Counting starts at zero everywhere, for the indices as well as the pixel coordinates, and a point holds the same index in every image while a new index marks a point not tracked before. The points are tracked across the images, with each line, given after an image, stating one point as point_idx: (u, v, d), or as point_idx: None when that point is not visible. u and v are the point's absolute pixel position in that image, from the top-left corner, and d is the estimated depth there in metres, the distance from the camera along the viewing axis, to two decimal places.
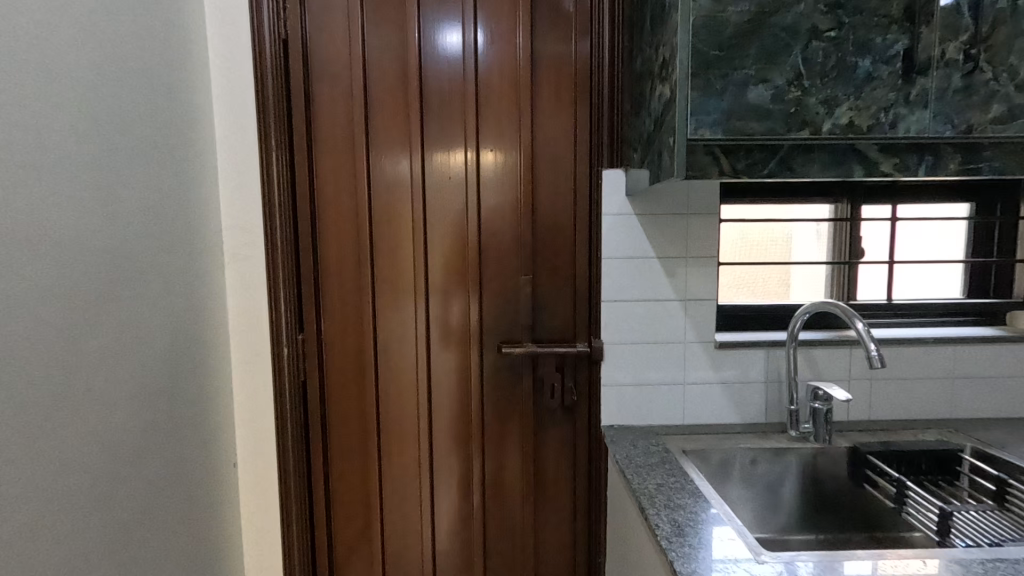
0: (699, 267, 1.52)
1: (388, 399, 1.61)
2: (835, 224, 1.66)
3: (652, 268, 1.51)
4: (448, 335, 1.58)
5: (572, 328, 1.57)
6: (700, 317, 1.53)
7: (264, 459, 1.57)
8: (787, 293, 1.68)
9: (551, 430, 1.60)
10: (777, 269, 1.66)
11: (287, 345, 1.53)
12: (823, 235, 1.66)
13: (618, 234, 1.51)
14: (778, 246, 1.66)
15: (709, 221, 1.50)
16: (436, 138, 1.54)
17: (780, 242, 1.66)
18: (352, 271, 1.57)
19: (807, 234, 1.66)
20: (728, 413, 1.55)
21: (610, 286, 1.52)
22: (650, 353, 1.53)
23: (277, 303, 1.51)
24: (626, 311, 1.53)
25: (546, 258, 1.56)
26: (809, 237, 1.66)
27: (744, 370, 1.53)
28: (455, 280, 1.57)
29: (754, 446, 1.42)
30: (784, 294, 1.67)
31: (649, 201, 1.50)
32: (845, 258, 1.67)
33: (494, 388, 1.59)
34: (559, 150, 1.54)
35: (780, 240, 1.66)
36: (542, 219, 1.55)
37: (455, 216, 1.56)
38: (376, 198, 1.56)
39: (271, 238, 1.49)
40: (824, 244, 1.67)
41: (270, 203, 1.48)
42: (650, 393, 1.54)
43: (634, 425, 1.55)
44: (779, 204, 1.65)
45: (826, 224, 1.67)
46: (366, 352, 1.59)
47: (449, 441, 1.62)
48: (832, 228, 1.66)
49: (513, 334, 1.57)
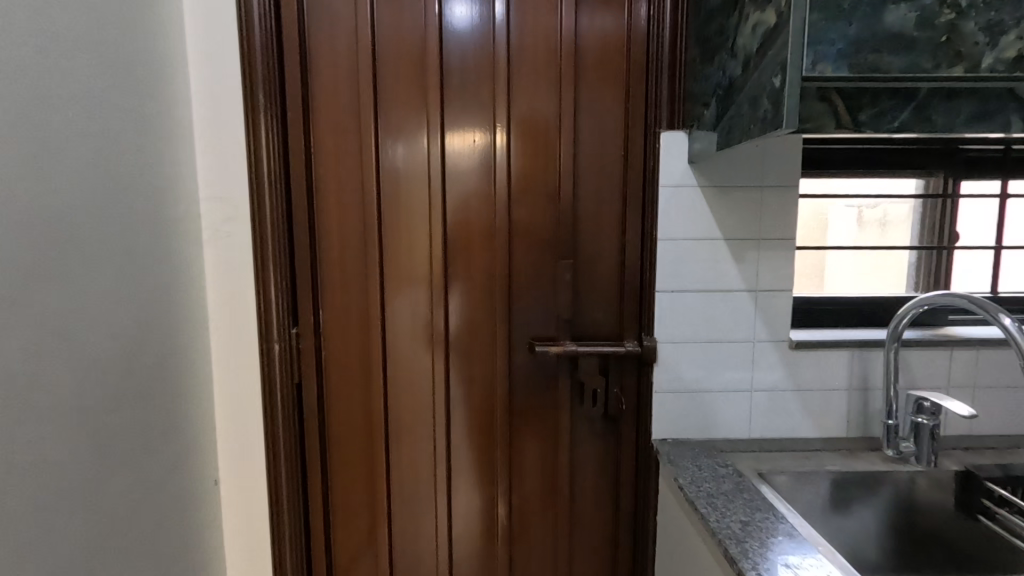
0: (774, 251, 1.26)
1: (400, 406, 1.36)
2: (880, 202, 1.40)
3: (719, 253, 1.26)
4: (471, 334, 1.33)
5: (617, 324, 1.32)
6: (775, 311, 1.27)
7: (251, 477, 1.32)
8: (822, 282, 1.41)
9: (591, 443, 1.35)
10: (809, 254, 1.40)
11: (279, 341, 1.27)
12: (866, 217, 1.40)
13: (678, 211, 1.25)
14: (810, 228, 1.39)
15: (788, 196, 1.25)
16: (460, 99, 1.28)
17: (812, 223, 1.39)
18: (357, 256, 1.31)
19: (847, 217, 1.39)
20: (803, 426, 1.31)
21: (668, 275, 1.27)
22: (712, 355, 1.29)
23: (267, 292, 1.25)
24: (685, 305, 1.27)
25: (590, 242, 1.30)
26: (848, 217, 1.39)
27: (824, 375, 1.29)
28: (481, 269, 1.31)
29: (843, 469, 1.17)
30: (817, 283, 1.41)
31: (718, 171, 1.24)
32: (935, 242, 1.42)
33: (526, 396, 1.34)
34: (609, 113, 1.28)
35: (812, 221, 1.39)
36: (586, 195, 1.29)
37: (481, 191, 1.30)
38: (386, 169, 1.29)
39: (259, 210, 1.22)
40: (869, 227, 1.40)
41: (257, 171, 1.21)
42: (711, 402, 1.30)
43: (691, 439, 1.30)
44: (864, 177, 1.39)
45: (869, 203, 1.40)
46: (374, 352, 1.34)
47: (472, 458, 1.37)
48: (879, 208, 1.40)
49: (549, 331, 1.32)
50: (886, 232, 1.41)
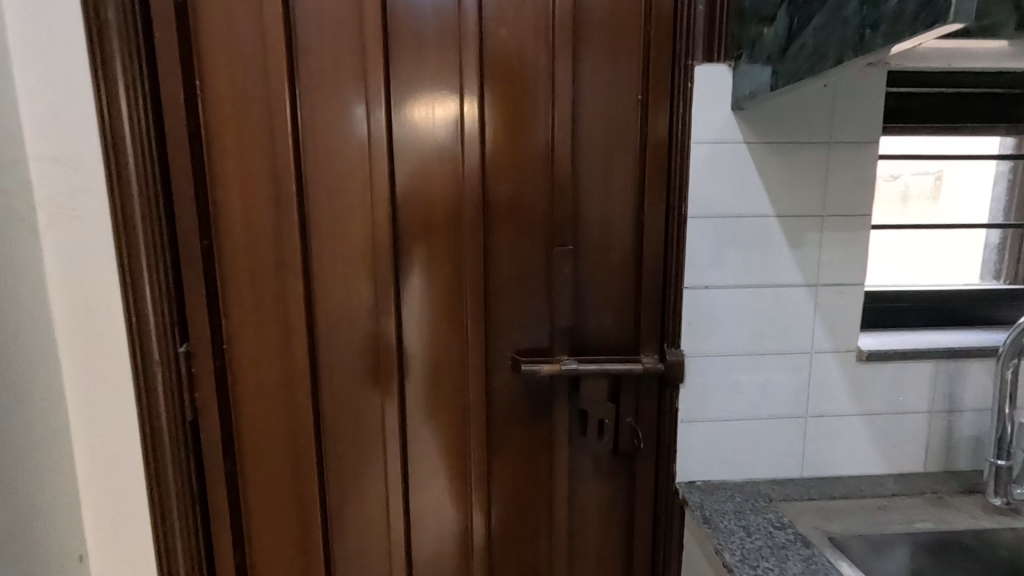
0: (843, 232, 0.94)
1: (341, 451, 1.00)
2: (902, 172, 1.07)
3: (770, 235, 0.93)
4: (435, 350, 0.98)
5: (630, 331, 0.99)
6: (840, 311, 0.96)
7: (130, 556, 0.94)
8: None
9: (596, 489, 1.02)
10: None
11: (160, 365, 0.89)
12: (883, 191, 1.08)
13: (715, 178, 0.92)
14: None
15: (863, 156, 0.92)
16: (412, 27, 0.90)
17: None
18: (270, 245, 0.94)
19: None
20: (871, 460, 1.00)
21: (700, 265, 0.94)
22: (756, 371, 0.97)
23: (138, 296, 0.86)
24: (723, 306, 0.95)
25: (595, 223, 0.95)
26: None
27: (900, 394, 0.99)
28: (446, 263, 0.96)
29: (937, 526, 0.87)
30: None
31: (770, 122, 0.91)
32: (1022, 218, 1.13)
33: (508, 430, 1.00)
34: (622, 44, 0.91)
35: None
36: (589, 158, 0.94)
37: (445, 156, 0.93)
38: (307, 123, 0.91)
39: (117, 177, 0.83)
40: (885, 203, 1.08)
41: (110, 118, 0.82)
42: (753, 431, 0.98)
43: (728, 482, 0.99)
44: (946, 135, 1.07)
45: (889, 173, 1.07)
46: (299, 379, 0.97)
47: (444, 516, 1.03)
48: (899, 180, 1.07)
49: (540, 343, 0.98)
50: (906, 207, 1.09)
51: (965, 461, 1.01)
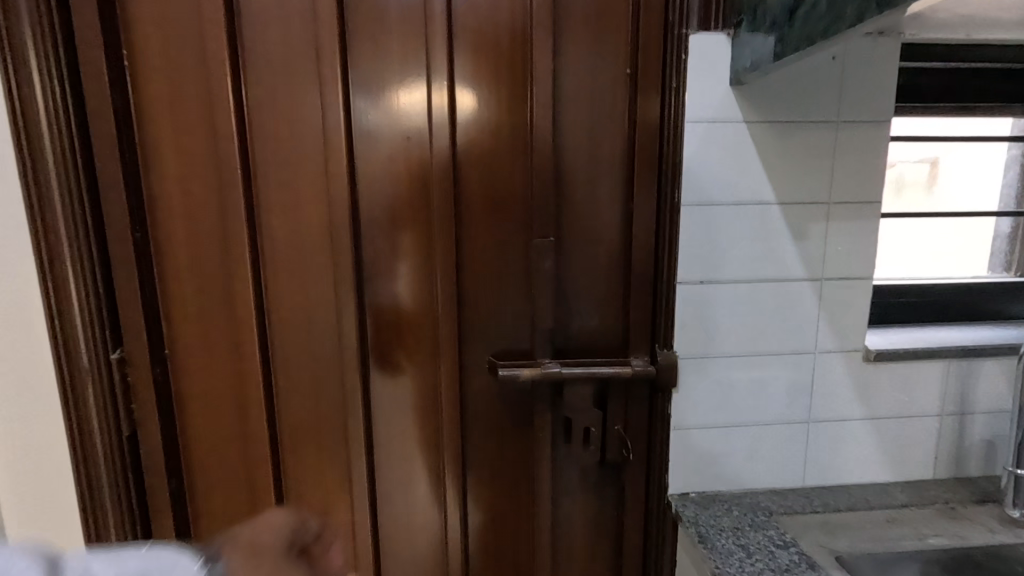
0: (850, 221, 0.85)
1: (300, 466, 0.90)
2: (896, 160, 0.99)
3: (771, 225, 0.85)
4: (403, 355, 0.89)
5: (618, 332, 0.90)
6: (847, 307, 0.88)
7: None
8: None
9: (582, 503, 0.94)
10: None
11: (88, 375, 0.80)
12: None
13: (712, 162, 0.83)
14: None
15: (873, 137, 0.84)
16: None
17: None
18: (215, 240, 0.84)
19: None
20: (877, 468, 0.93)
21: (695, 258, 0.85)
22: (755, 373, 0.89)
23: (60, 298, 0.77)
24: (720, 303, 0.87)
25: (579, 213, 0.86)
26: None
27: (909, 397, 0.92)
28: (415, 258, 0.86)
29: (952, 543, 0.80)
30: None
31: (773, 98, 0.82)
32: None
33: (483, 441, 0.92)
34: (608, 10, 0.81)
35: None
36: (572, 140, 0.84)
37: (409, 138, 0.83)
38: (253, 100, 0.80)
39: (30, 162, 0.73)
40: None
41: (19, 95, 0.72)
42: (751, 438, 0.91)
43: (725, 493, 0.91)
44: (957, 115, 0.99)
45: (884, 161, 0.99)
46: (251, 388, 0.87)
47: (417, 534, 0.94)
48: (893, 168, 0.99)
49: (519, 345, 0.89)
50: (899, 195, 1.01)
51: (976, 467, 0.95)
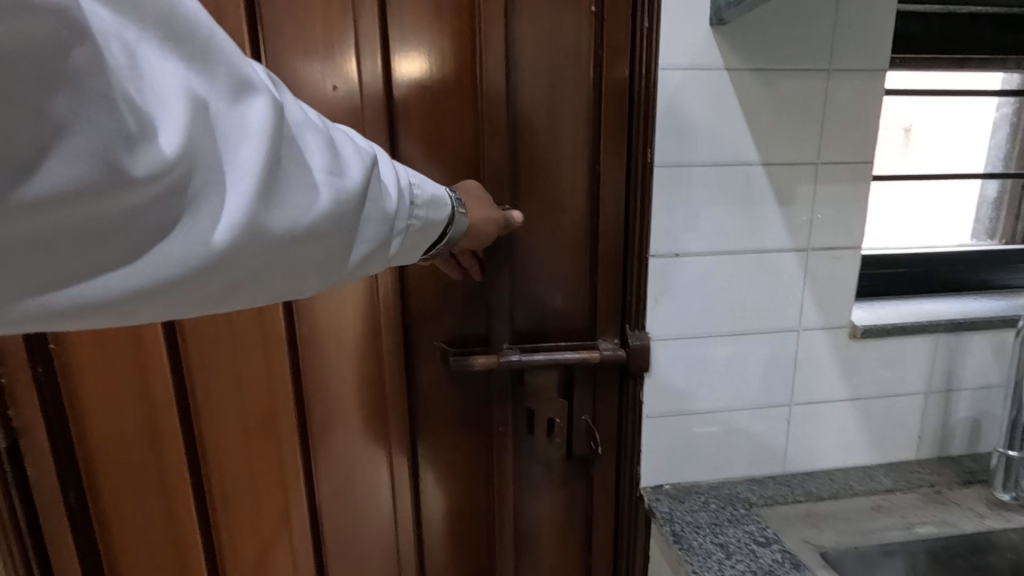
0: (840, 184, 0.77)
1: (224, 469, 0.79)
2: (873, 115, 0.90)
3: (754, 189, 0.75)
4: (338, 343, 0.76)
5: (585, 312, 0.80)
6: (832, 281, 0.80)
7: None
8: None
9: (548, 499, 0.86)
10: None
11: None
12: None
13: (690, 117, 0.72)
14: None
15: (866, 89, 0.74)
16: None
17: None
18: None
19: None
20: (861, 450, 0.87)
21: (670, 226, 0.76)
22: (735, 353, 0.81)
23: None
24: (696, 277, 0.78)
25: (539, 176, 0.74)
26: None
27: (895, 375, 0.85)
28: None
29: (941, 531, 0.77)
30: None
31: (758, 41, 0.71)
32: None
33: (437, 436, 0.82)
34: None
35: None
36: (529, 90, 0.72)
37: (334, 86, 0.70)
38: None
39: None
40: None
41: None
42: (730, 424, 0.83)
43: (701, 484, 0.84)
44: (950, 69, 0.91)
45: None
46: (158, 386, 0.74)
47: (365, 542, 0.84)
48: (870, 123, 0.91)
49: (474, 328, 0.78)
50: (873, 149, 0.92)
51: (960, 446, 0.90)
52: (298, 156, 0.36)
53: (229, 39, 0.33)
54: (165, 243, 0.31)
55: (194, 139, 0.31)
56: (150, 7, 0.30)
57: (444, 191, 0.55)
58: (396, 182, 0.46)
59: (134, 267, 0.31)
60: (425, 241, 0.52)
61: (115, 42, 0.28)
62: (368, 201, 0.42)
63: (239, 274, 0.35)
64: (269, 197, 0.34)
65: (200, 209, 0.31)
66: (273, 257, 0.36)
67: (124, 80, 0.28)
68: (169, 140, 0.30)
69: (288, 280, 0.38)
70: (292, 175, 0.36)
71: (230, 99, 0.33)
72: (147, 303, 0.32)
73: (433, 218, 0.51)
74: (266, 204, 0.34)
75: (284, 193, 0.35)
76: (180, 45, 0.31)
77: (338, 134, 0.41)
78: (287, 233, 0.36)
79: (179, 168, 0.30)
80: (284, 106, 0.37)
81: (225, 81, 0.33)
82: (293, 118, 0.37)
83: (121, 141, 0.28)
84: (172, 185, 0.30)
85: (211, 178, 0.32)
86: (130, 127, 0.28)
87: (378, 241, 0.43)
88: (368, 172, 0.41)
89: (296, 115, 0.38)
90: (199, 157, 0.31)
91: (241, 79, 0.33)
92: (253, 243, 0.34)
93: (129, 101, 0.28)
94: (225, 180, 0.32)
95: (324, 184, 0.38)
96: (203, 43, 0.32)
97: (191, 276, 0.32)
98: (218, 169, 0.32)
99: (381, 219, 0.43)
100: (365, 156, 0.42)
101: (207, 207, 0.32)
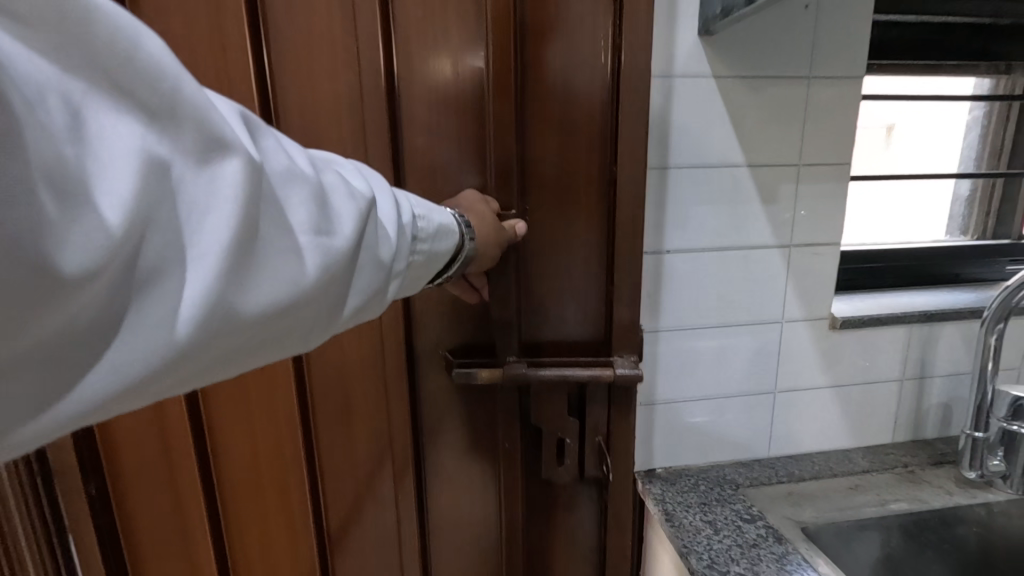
0: (820, 184, 0.82)
1: (233, 456, 0.82)
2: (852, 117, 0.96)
3: (740, 189, 0.80)
4: (345, 340, 0.79)
5: (580, 307, 0.84)
6: (813, 276, 0.85)
7: None
8: None
9: (547, 485, 0.89)
10: None
11: None
12: None
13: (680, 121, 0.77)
14: None
15: (844, 95, 0.79)
16: None
17: None
18: None
19: None
20: (840, 433, 0.93)
21: (662, 225, 0.80)
22: (721, 343, 0.86)
23: None
24: (686, 272, 0.82)
25: (538, 177, 0.78)
26: None
27: (872, 364, 0.91)
28: None
29: (912, 506, 0.82)
30: None
31: (744, 50, 0.76)
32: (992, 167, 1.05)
33: (441, 426, 0.85)
34: None
35: None
36: (527, 98, 0.76)
37: (346, 93, 0.73)
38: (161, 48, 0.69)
39: None
40: None
41: None
42: (717, 410, 0.88)
43: (690, 465, 0.90)
44: (925, 75, 0.97)
45: None
46: None
47: (370, 530, 0.87)
48: None
49: (477, 322, 0.82)
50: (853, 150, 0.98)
51: (932, 429, 0.96)
52: (282, 221, 0.34)
53: (195, 87, 0.29)
54: (113, 335, 0.27)
55: (146, 211, 0.27)
56: (96, 54, 0.26)
57: (452, 218, 0.60)
58: (396, 219, 0.47)
59: (86, 376, 0.26)
60: (427, 271, 0.55)
61: (47, 96, 0.24)
62: (365, 248, 0.42)
63: (213, 356, 0.32)
64: (234, 277, 0.31)
65: (154, 293, 0.28)
66: (248, 336, 0.33)
67: (55, 147, 0.24)
68: (112, 212, 0.25)
69: (269, 346, 0.36)
70: (273, 243, 0.33)
71: (197, 160, 0.29)
72: (104, 410, 0.28)
73: (438, 248, 0.55)
74: (236, 283, 0.31)
75: (262, 271, 0.32)
76: (132, 98, 0.27)
77: (331, 179, 0.39)
78: (262, 312, 0.33)
79: (122, 248, 0.26)
80: (265, 158, 0.34)
81: (187, 137, 0.29)
82: (273, 170, 0.35)
83: (41, 228, 0.23)
84: (125, 261, 0.26)
85: (169, 257, 0.28)
86: (50, 212, 0.23)
87: (376, 284, 0.44)
88: (363, 219, 0.40)
89: (278, 164, 0.35)
90: (148, 225, 0.27)
91: (210, 136, 0.30)
92: (225, 324, 0.31)
93: (47, 177, 0.23)
94: (186, 260, 0.29)
95: (312, 246, 0.36)
96: (165, 95, 0.28)
97: (151, 374, 0.29)
98: (178, 246, 0.28)
99: (372, 266, 0.43)
100: (361, 201, 0.40)
101: (163, 293, 0.28)
